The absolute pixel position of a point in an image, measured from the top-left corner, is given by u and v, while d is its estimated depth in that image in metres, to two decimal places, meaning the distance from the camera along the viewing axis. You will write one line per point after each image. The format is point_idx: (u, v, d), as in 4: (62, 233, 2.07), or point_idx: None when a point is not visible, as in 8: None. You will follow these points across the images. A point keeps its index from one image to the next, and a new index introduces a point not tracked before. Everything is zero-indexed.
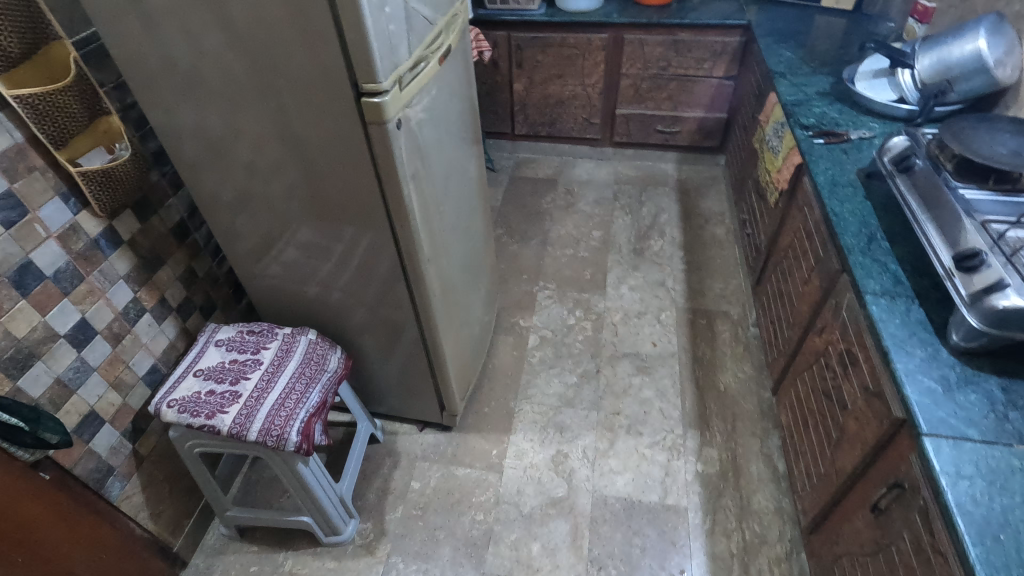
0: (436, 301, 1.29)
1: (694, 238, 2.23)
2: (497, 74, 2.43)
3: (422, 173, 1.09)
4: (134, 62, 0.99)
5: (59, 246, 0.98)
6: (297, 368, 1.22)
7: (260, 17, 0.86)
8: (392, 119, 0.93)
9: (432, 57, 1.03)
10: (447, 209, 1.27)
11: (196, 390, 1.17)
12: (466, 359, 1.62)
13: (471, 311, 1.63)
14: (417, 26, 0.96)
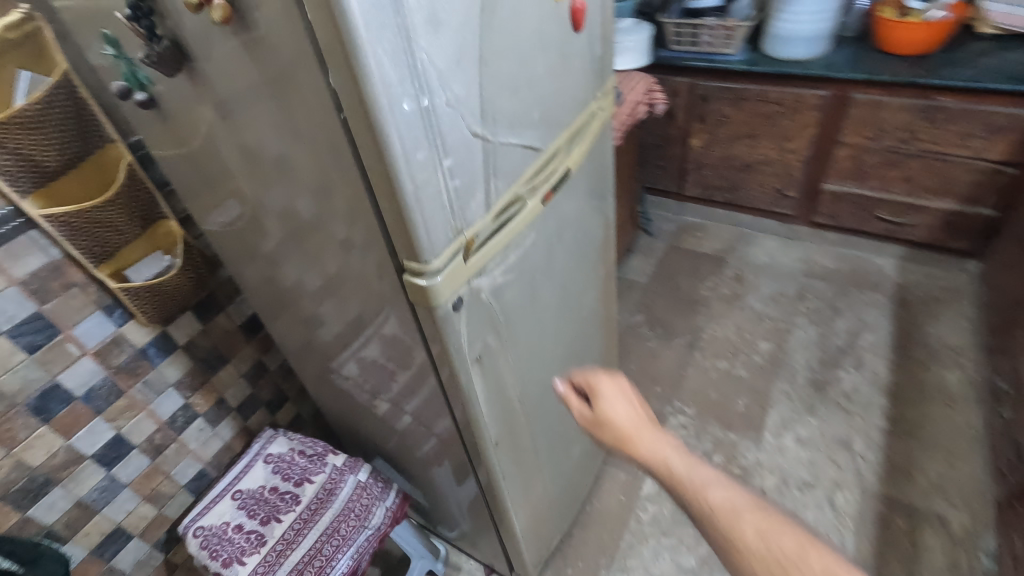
0: (507, 483, 0.98)
1: (910, 384, 1.60)
2: (671, 126, 2.02)
3: (498, 345, 0.79)
4: (178, 174, 0.82)
5: (95, 363, 0.88)
6: (332, 522, 1.02)
7: (277, 154, 0.61)
8: (446, 302, 0.64)
9: (531, 198, 0.72)
10: (539, 367, 0.95)
11: (226, 520, 1.03)
12: (552, 516, 1.29)
13: (571, 456, 1.29)
14: (507, 165, 0.65)
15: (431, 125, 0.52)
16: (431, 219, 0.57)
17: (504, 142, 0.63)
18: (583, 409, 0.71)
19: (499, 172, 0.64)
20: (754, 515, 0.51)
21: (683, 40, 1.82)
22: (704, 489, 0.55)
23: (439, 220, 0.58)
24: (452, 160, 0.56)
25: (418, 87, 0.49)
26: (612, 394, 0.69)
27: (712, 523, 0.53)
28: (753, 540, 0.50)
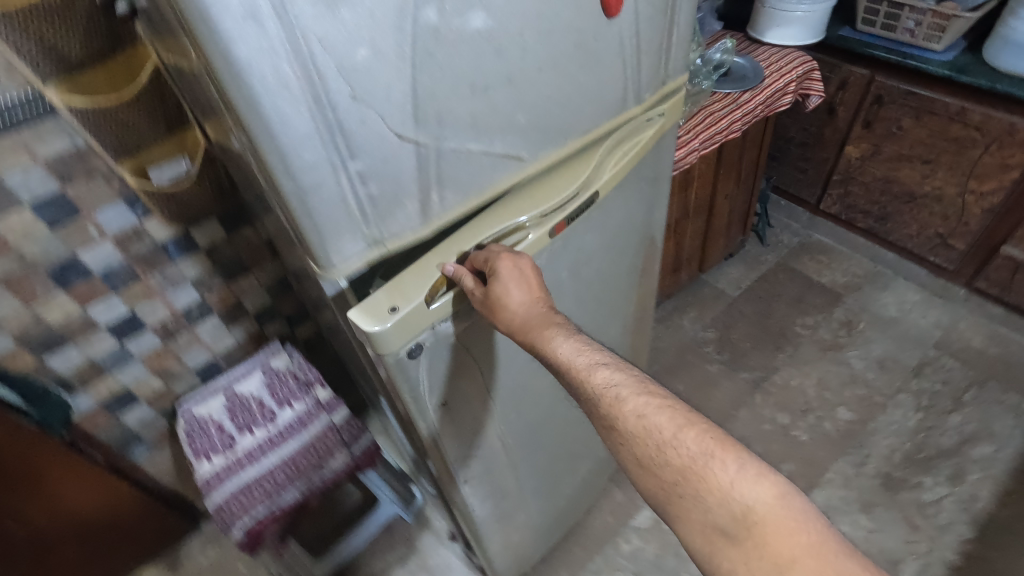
0: (478, 513, 0.90)
1: (1014, 524, 1.27)
2: (828, 123, 1.65)
3: (471, 386, 0.71)
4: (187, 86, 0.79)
5: (114, 248, 0.94)
6: (292, 454, 1.06)
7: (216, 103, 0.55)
8: (398, 350, 0.57)
9: (531, 236, 0.61)
10: (528, 402, 0.84)
11: (211, 415, 1.10)
12: (539, 539, 1.19)
13: (575, 483, 1.18)
14: (463, 183, 0.54)
15: (327, 124, 0.42)
16: (334, 231, 0.48)
17: (457, 150, 0.50)
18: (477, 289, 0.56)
19: (445, 186, 0.52)
20: (634, 393, 0.53)
21: (875, 20, 1.44)
22: (590, 371, 0.56)
23: (346, 235, 0.49)
24: (364, 163, 0.46)
25: (303, 76, 0.39)
26: (509, 273, 0.56)
27: (597, 409, 0.54)
28: (631, 420, 0.52)
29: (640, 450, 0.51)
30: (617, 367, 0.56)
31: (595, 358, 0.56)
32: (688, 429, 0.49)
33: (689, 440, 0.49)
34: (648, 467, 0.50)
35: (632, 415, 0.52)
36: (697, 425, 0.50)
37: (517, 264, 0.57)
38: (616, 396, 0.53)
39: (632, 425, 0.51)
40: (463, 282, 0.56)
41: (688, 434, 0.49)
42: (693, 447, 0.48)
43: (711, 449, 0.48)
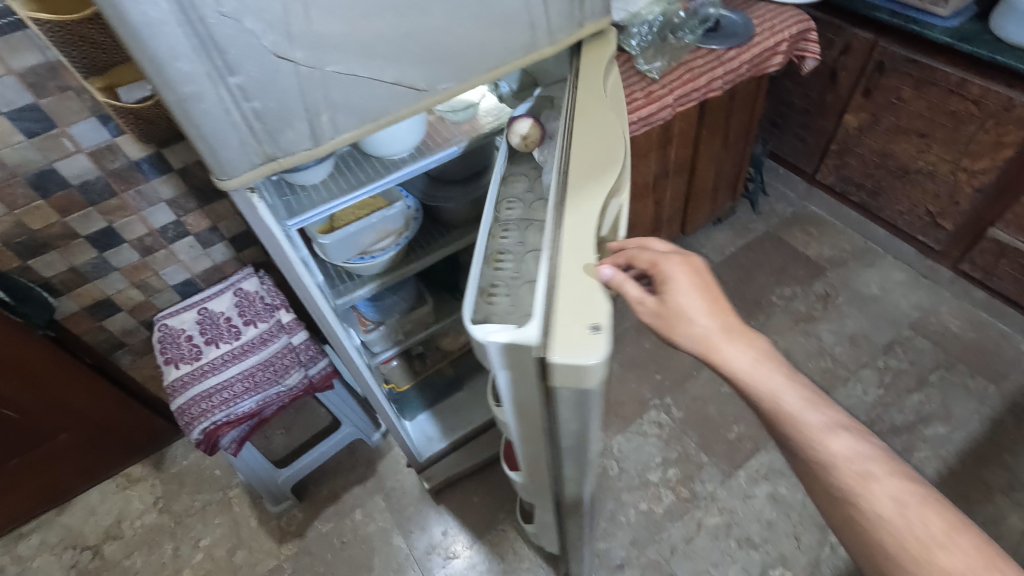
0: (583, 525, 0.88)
1: (952, 503, 1.29)
2: (830, 90, 1.59)
3: None
4: None
5: (90, 162, 1.00)
6: (251, 367, 1.14)
7: None
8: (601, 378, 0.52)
9: (620, 204, 0.61)
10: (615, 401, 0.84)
11: (183, 328, 1.19)
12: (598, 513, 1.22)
13: None
14: (351, 107, 0.57)
15: (196, 35, 0.46)
16: (222, 143, 0.52)
17: (339, 73, 0.53)
18: (642, 296, 0.58)
19: (331, 108, 0.56)
20: (886, 474, 0.53)
21: None
22: (826, 436, 0.56)
23: (236, 148, 0.54)
24: (244, 79, 0.50)
25: None
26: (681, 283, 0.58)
27: (836, 478, 0.54)
28: (883, 504, 0.52)
29: (888, 540, 0.50)
30: (856, 437, 0.56)
31: (834, 421, 0.57)
32: (956, 533, 0.49)
33: (963, 547, 0.48)
34: (897, 561, 0.50)
35: (887, 499, 0.52)
36: (968, 531, 0.49)
37: (688, 276, 0.59)
38: (865, 472, 0.54)
39: (849, 472, 0.54)
40: (623, 288, 0.55)
41: (958, 538, 0.49)
42: (965, 555, 0.48)
43: (987, 564, 0.47)
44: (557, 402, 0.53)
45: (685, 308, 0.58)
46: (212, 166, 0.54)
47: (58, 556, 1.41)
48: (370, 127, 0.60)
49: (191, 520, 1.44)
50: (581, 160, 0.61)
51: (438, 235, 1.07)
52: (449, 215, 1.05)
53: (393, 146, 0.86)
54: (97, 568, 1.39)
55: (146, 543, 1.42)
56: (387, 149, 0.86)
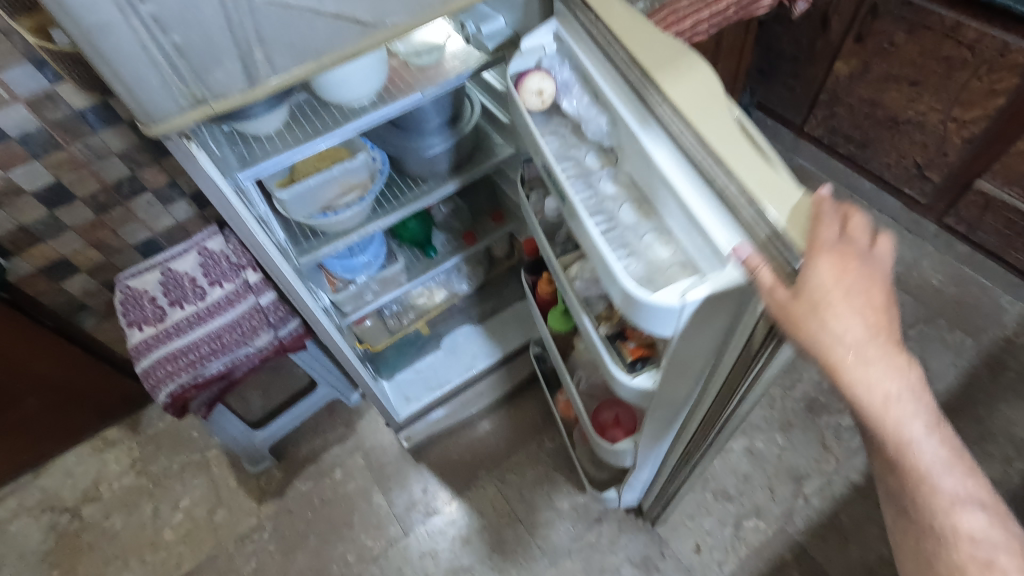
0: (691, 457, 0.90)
1: None
2: (821, 37, 1.52)
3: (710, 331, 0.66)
4: None
5: (28, 112, 0.93)
6: (217, 330, 1.10)
7: None
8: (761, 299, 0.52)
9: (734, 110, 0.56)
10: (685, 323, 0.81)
11: (146, 289, 1.13)
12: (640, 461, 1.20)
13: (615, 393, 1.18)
14: (286, 44, 0.52)
15: None
16: (143, 84, 0.48)
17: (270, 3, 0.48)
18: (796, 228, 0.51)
19: (265, 44, 0.51)
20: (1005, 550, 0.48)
21: None
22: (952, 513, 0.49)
23: (159, 90, 0.49)
24: (158, 9, 0.44)
25: None
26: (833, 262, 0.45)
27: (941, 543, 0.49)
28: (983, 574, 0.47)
29: None
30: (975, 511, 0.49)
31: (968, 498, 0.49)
32: None
33: None
34: None
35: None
36: None
37: (836, 266, 0.45)
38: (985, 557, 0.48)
39: (949, 531, 0.49)
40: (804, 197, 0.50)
41: None
42: None
43: None
44: (788, 342, 0.52)
45: (822, 319, 0.45)
46: (136, 111, 0.50)
47: (36, 518, 1.41)
48: (312, 68, 0.55)
49: (169, 481, 1.44)
50: (677, 84, 0.55)
51: (405, 189, 1.02)
52: (416, 167, 0.99)
53: (351, 91, 0.80)
54: (77, 529, 1.39)
55: (125, 504, 1.41)
56: (344, 94, 0.80)
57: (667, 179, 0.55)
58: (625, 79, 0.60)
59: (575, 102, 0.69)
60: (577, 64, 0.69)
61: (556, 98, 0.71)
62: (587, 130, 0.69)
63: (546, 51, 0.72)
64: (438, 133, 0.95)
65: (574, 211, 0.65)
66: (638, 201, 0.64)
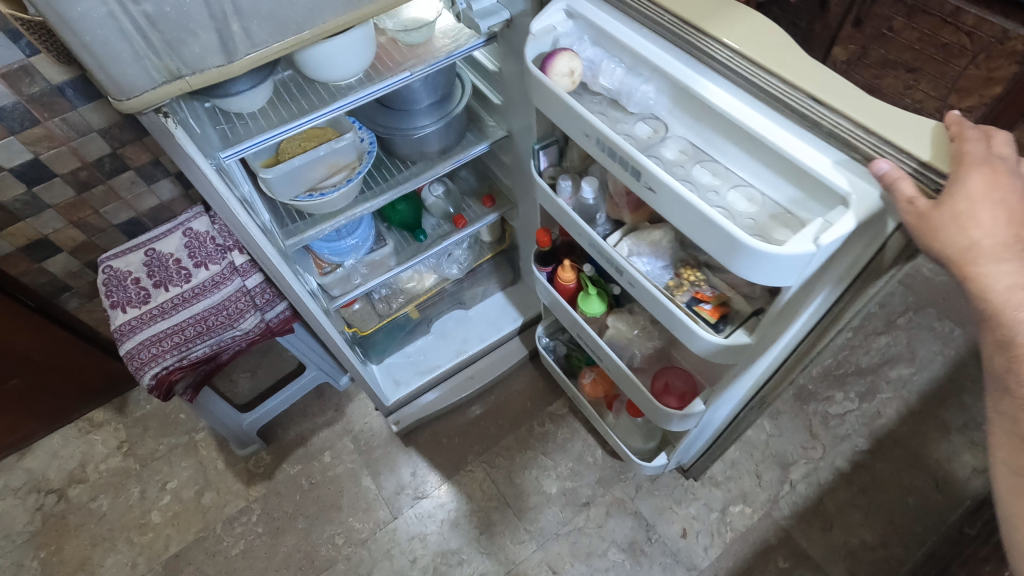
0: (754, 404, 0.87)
1: (909, 441, 1.32)
2: None
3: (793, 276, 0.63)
4: None
5: (2, 85, 0.89)
6: (203, 311, 1.08)
7: None
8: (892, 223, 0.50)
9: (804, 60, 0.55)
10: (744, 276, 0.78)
11: (130, 270, 1.12)
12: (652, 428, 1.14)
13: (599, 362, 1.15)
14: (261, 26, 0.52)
15: None
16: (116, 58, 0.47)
17: None
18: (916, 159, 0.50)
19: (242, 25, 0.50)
20: None
21: None
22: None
23: (131, 63, 0.48)
24: None
25: None
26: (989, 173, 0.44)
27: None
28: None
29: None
30: None
31: None
32: None
33: None
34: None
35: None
36: None
37: (992, 173, 0.44)
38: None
39: None
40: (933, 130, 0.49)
41: None
42: None
43: None
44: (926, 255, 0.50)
45: (976, 214, 0.44)
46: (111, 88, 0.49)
47: (22, 499, 1.40)
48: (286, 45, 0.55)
49: (157, 463, 1.43)
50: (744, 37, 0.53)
51: (394, 171, 1.00)
52: (404, 149, 0.97)
53: (332, 67, 0.77)
54: (64, 511, 1.38)
55: (112, 486, 1.41)
56: (325, 69, 0.77)
57: (760, 128, 0.51)
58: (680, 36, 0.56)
59: (611, 78, 0.62)
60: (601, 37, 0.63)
61: (584, 80, 0.65)
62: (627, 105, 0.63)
63: (559, 30, 0.65)
64: (427, 114, 0.93)
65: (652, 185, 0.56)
66: (706, 163, 0.59)
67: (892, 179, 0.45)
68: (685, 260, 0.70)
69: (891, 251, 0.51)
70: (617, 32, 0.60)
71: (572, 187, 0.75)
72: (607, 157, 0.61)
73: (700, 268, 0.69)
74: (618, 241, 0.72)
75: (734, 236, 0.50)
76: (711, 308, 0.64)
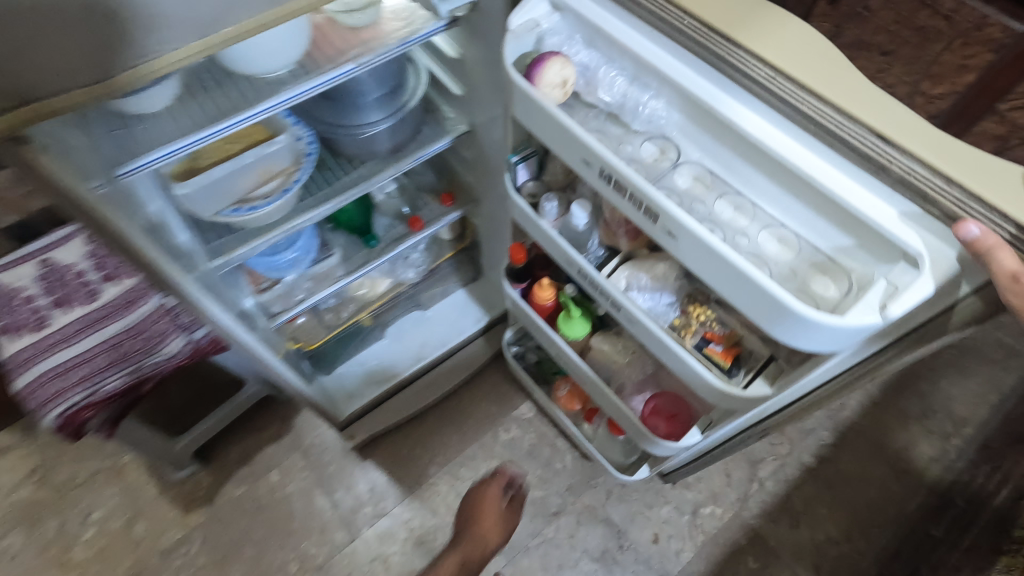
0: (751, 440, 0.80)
1: (872, 432, 1.33)
2: None
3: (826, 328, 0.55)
4: None
5: None
6: (115, 336, 0.92)
7: None
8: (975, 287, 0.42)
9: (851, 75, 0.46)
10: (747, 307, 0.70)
11: (22, 286, 0.94)
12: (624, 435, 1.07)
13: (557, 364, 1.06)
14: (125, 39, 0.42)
15: None
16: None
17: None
18: None
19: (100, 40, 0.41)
20: None
21: None
22: None
23: None
24: None
25: None
26: None
27: None
28: None
29: None
30: None
31: None
32: None
33: None
34: None
35: None
36: None
37: None
38: None
39: None
40: None
41: None
42: None
43: None
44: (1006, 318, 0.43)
45: None
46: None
47: None
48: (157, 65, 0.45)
49: (77, 491, 1.27)
50: (793, 49, 0.42)
51: (339, 172, 0.86)
52: (349, 147, 0.83)
53: (249, 54, 0.62)
54: None
55: (24, 520, 1.24)
56: (241, 57, 0.63)
57: None
58: (707, 48, 0.45)
59: (612, 90, 0.51)
60: (598, 39, 0.52)
61: (578, 91, 0.53)
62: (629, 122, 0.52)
63: (543, 26, 0.53)
64: (376, 108, 0.79)
65: (671, 232, 0.47)
66: (729, 197, 0.49)
67: (988, 248, 0.37)
68: (694, 296, 0.61)
69: (959, 311, 0.44)
70: (624, 35, 0.49)
71: (559, 209, 0.65)
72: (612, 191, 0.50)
73: (710, 304, 0.60)
74: (614, 271, 0.63)
75: (778, 301, 0.42)
76: (724, 352, 0.57)
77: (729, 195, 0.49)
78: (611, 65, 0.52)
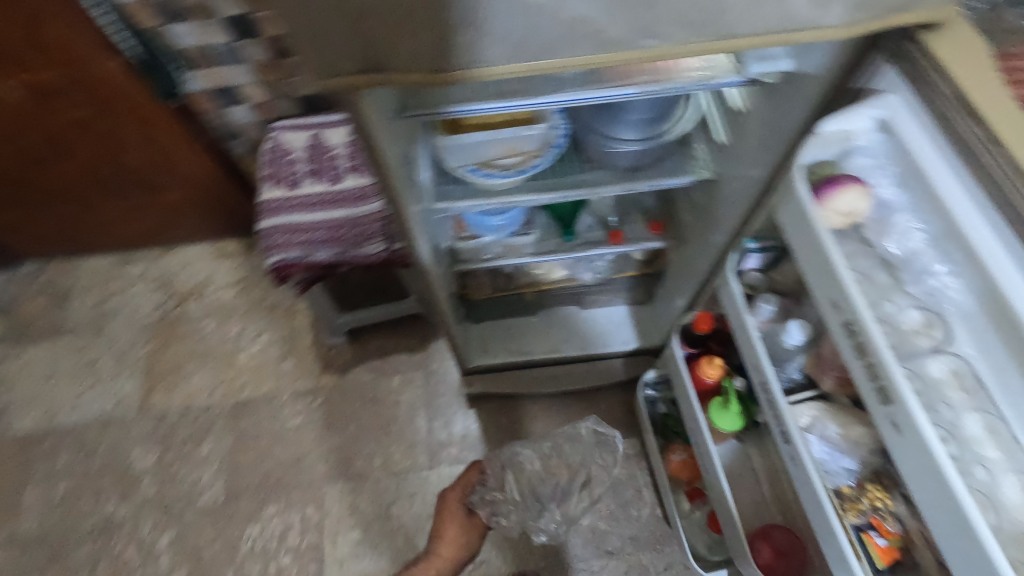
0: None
1: None
2: None
3: None
4: None
5: None
6: (337, 220, 1.08)
7: None
8: None
9: None
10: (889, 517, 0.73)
11: (293, 148, 1.15)
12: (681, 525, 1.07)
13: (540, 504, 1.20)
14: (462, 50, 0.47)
15: None
16: (322, 30, 0.45)
17: None
18: None
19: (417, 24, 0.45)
20: None
21: None
22: None
23: None
24: None
25: None
26: None
27: None
28: None
29: None
30: None
31: None
32: None
33: None
34: None
35: None
36: None
37: None
38: None
39: None
40: None
41: None
42: None
43: None
44: None
45: None
46: (314, 62, 0.47)
47: (149, 292, 1.58)
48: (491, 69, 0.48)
49: (256, 313, 1.54)
50: None
51: (572, 170, 0.87)
52: (592, 152, 0.85)
53: None
54: (175, 316, 1.54)
55: (217, 314, 1.54)
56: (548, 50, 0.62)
57: None
58: None
59: (908, 243, 0.61)
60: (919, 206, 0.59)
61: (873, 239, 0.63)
62: (906, 280, 0.61)
63: (856, 139, 0.62)
64: (635, 126, 0.80)
65: (898, 428, 0.51)
66: (980, 403, 0.55)
67: None
68: (876, 476, 0.64)
69: None
70: (959, 214, 0.52)
71: (771, 312, 0.75)
72: (856, 362, 0.55)
73: (893, 496, 0.61)
74: (801, 406, 0.68)
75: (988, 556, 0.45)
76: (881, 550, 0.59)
77: (987, 409, 0.55)
78: (916, 221, 0.60)
